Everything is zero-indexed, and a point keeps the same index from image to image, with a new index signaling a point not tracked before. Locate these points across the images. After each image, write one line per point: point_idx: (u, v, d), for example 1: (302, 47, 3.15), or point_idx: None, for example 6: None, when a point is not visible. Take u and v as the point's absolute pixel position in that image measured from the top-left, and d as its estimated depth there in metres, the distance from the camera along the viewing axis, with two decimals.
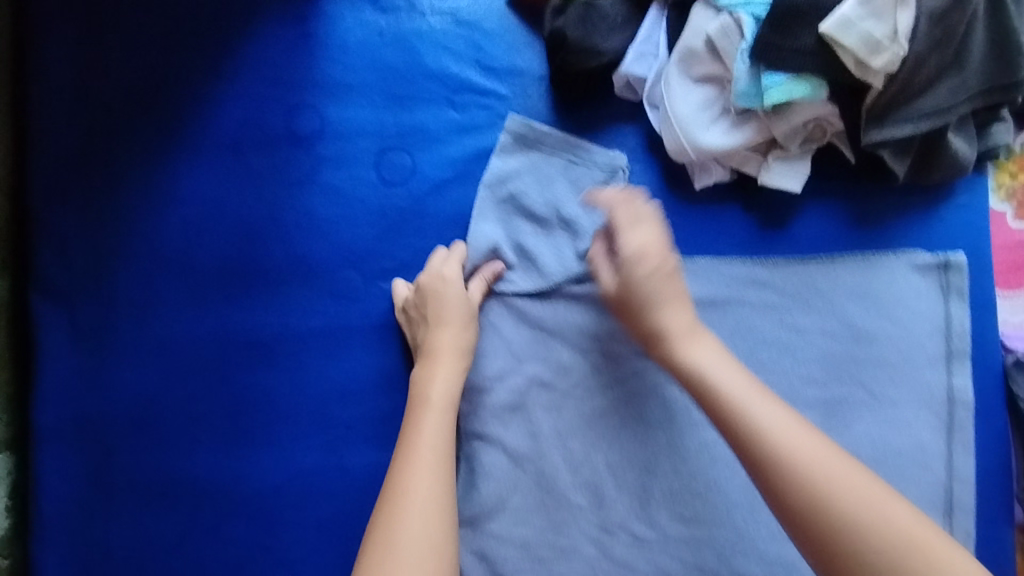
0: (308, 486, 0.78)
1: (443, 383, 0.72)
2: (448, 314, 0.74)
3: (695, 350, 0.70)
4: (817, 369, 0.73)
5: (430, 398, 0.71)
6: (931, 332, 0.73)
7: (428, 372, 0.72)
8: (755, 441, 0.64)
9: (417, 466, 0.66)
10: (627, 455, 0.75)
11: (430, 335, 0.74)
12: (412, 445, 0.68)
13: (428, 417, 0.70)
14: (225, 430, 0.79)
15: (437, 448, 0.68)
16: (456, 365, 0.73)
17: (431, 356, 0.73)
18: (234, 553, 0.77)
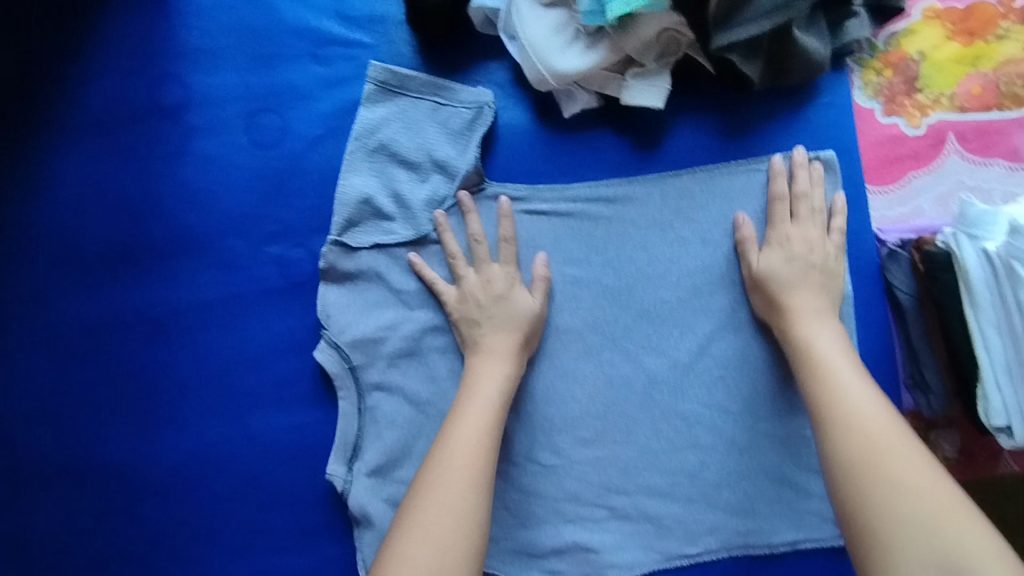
0: (217, 457, 0.76)
1: (491, 378, 0.71)
2: (496, 312, 0.73)
3: (815, 331, 0.69)
4: (700, 282, 0.76)
5: (479, 386, 0.70)
6: None
7: (479, 366, 0.72)
8: (833, 399, 0.63)
9: (463, 434, 0.66)
10: (527, 387, 0.77)
11: (479, 332, 0.73)
12: (461, 416, 0.68)
13: (476, 395, 0.70)
14: (127, 412, 0.78)
15: (483, 437, 0.67)
16: (505, 361, 0.72)
17: (486, 351, 0.72)
18: (150, 531, 0.76)
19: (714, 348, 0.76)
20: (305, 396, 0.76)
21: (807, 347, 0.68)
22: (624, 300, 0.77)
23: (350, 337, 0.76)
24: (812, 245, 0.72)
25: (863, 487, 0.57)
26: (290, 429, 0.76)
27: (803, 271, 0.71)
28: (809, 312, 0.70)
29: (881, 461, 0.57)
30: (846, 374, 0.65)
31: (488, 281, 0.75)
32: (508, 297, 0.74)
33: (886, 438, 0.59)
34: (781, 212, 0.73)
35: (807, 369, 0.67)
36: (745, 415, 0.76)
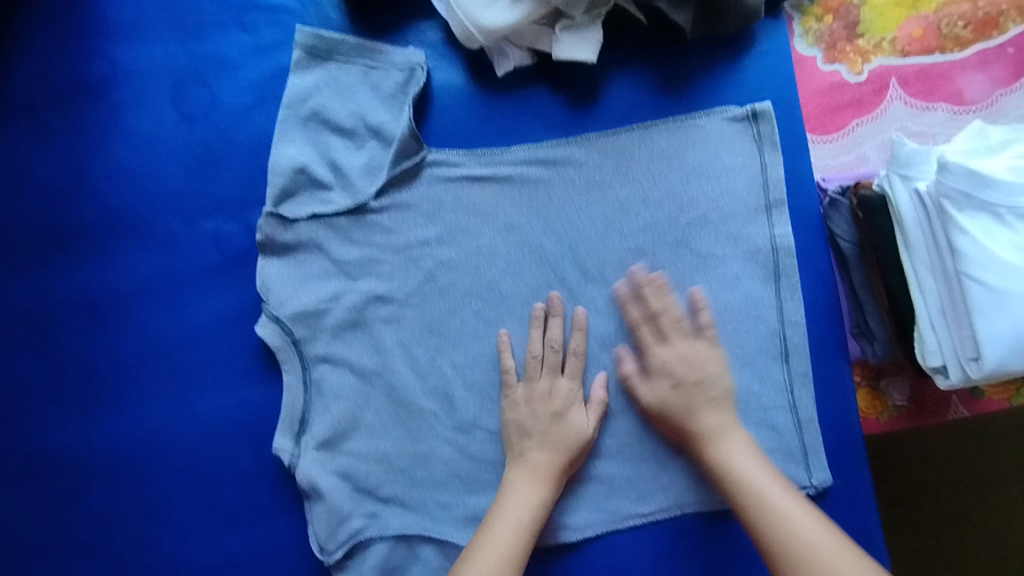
0: (161, 440, 0.75)
1: (525, 499, 0.70)
2: (550, 430, 0.72)
3: (729, 451, 0.69)
4: (643, 241, 0.75)
5: (510, 508, 0.69)
6: (750, 185, 0.73)
7: (519, 483, 0.71)
8: (772, 528, 0.63)
9: (486, 561, 0.65)
10: (473, 354, 0.76)
11: (527, 444, 0.72)
12: (482, 544, 0.67)
13: (502, 520, 0.68)
14: (68, 397, 0.77)
15: (505, 567, 0.65)
16: (544, 480, 0.71)
17: (529, 469, 0.71)
18: (97, 517, 0.76)
19: None
20: (248, 372, 0.76)
21: (734, 476, 0.67)
22: (567, 263, 0.75)
23: (291, 310, 0.75)
24: (693, 413, 0.70)
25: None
26: (233, 407, 0.75)
27: (690, 396, 0.71)
28: (719, 431, 0.70)
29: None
30: (784, 500, 0.65)
31: (550, 394, 0.73)
32: (565, 416, 0.73)
33: (833, 564, 0.60)
34: (646, 337, 0.73)
35: (742, 501, 0.66)
36: None
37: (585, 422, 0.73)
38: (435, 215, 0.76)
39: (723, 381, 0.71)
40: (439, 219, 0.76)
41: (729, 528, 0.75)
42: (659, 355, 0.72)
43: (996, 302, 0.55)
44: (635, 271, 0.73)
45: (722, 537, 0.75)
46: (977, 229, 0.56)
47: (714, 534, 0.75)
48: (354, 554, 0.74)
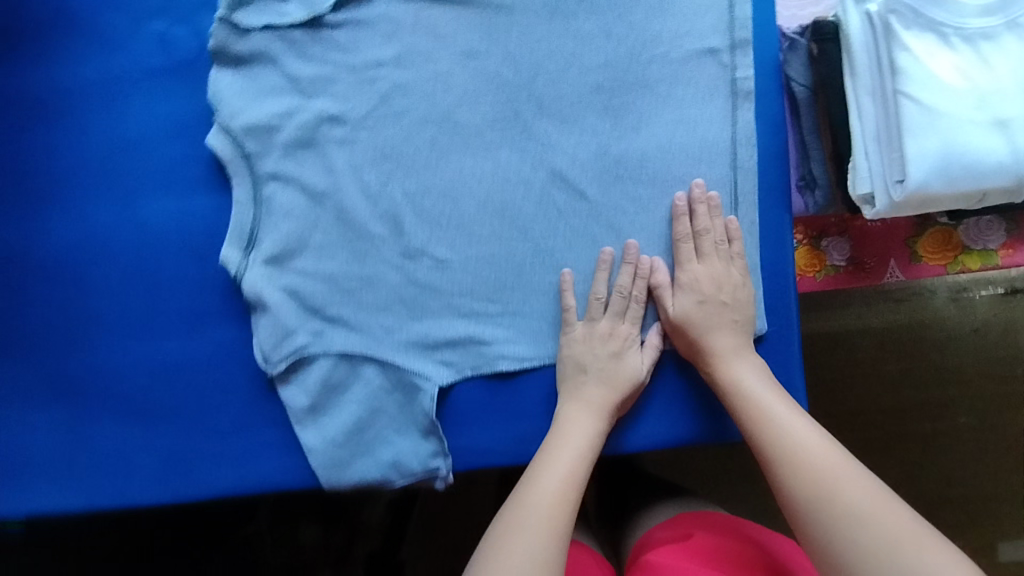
0: (107, 242, 0.77)
1: (586, 429, 0.70)
2: (602, 366, 0.73)
3: (737, 371, 0.70)
4: (602, 78, 0.74)
5: (569, 436, 0.70)
6: (714, 24, 0.73)
7: (574, 416, 0.71)
8: (772, 436, 0.64)
9: (548, 479, 0.65)
10: (425, 182, 0.76)
11: (583, 380, 0.73)
12: (541, 470, 0.66)
13: (558, 450, 0.68)
14: (12, 193, 0.77)
15: (569, 490, 0.65)
16: (598, 415, 0.71)
17: (585, 401, 0.72)
18: (44, 313, 0.78)
19: (613, 147, 0.75)
20: (197, 183, 0.76)
21: (742, 393, 0.69)
22: (524, 94, 0.75)
23: (242, 122, 0.74)
24: (715, 331, 0.72)
25: (826, 531, 0.57)
26: (181, 216, 0.76)
27: (714, 313, 0.72)
28: (731, 353, 0.71)
29: (831, 489, 0.58)
30: (790, 413, 0.66)
31: (610, 334, 0.74)
32: (622, 357, 0.74)
33: (834, 465, 0.60)
34: (686, 253, 0.74)
35: (749, 420, 0.67)
36: (642, 216, 0.76)
37: (641, 363, 0.74)
38: (395, 35, 0.74)
39: (747, 299, 0.73)
40: (398, 40, 0.74)
41: (660, 371, 0.76)
42: (693, 277, 0.73)
43: (927, 120, 0.58)
44: (691, 192, 0.74)
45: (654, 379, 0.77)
46: (916, 47, 0.59)
47: (647, 376, 0.76)
48: (298, 368, 0.77)
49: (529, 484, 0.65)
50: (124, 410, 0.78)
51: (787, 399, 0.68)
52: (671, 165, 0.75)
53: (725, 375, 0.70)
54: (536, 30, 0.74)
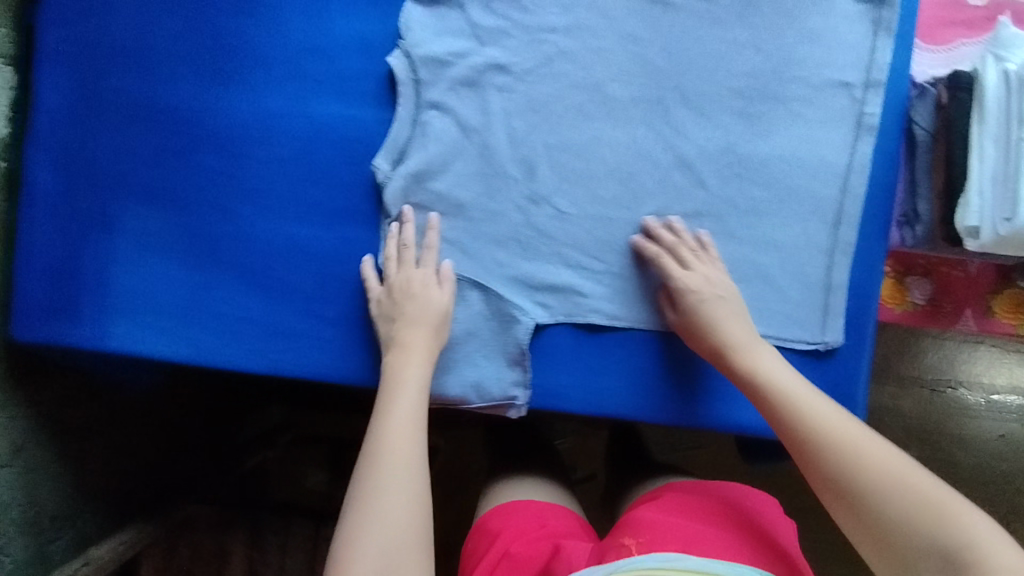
0: (275, 128, 0.86)
1: (415, 368, 0.78)
2: (410, 313, 0.80)
3: (758, 358, 0.76)
4: (744, 85, 0.83)
5: (402, 379, 0.78)
6: (854, 61, 0.82)
7: (403, 362, 0.79)
8: (792, 417, 0.70)
9: (392, 428, 0.74)
10: (565, 140, 0.84)
11: (397, 328, 0.80)
12: (384, 419, 0.75)
13: (399, 395, 0.77)
14: (205, 66, 0.86)
15: (408, 436, 0.74)
16: (421, 349, 0.79)
17: (404, 349, 0.79)
18: (204, 176, 0.86)
19: (740, 147, 0.83)
20: (369, 95, 0.85)
21: (764, 378, 0.74)
22: (671, 84, 0.83)
23: (422, 52, 0.83)
24: (721, 320, 0.78)
25: (858, 499, 0.62)
26: (347, 120, 0.85)
27: (717, 303, 0.79)
28: (749, 342, 0.77)
29: (858, 458, 0.64)
30: (811, 397, 0.71)
31: (406, 284, 0.81)
32: (420, 295, 0.81)
33: (852, 437, 0.66)
34: (669, 265, 0.81)
35: (770, 398, 0.72)
36: (750, 214, 0.83)
37: (427, 298, 0.81)
38: (572, 8, 0.84)
39: (725, 281, 0.81)
40: (574, 13, 0.84)
41: None
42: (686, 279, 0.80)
43: None
44: (647, 222, 0.83)
45: None
46: None
47: None
48: None
49: (377, 436, 0.73)
50: (247, 279, 0.86)
51: (805, 384, 0.73)
52: (788, 173, 0.83)
53: (745, 360, 0.76)
54: (697, 31, 0.83)
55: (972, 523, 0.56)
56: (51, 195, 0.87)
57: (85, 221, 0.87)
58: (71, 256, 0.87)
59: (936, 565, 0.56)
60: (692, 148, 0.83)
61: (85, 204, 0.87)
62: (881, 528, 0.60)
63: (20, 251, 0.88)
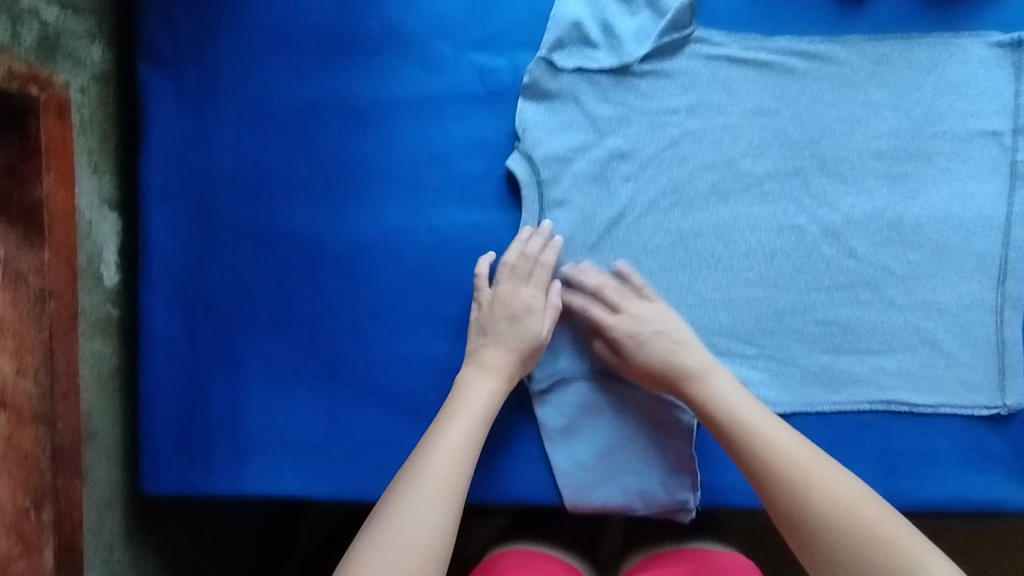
0: (396, 244, 0.83)
1: (484, 391, 0.75)
2: (506, 333, 0.76)
3: (713, 389, 0.73)
4: (886, 146, 0.79)
5: (469, 401, 0.74)
6: (999, 108, 0.78)
7: (471, 379, 0.75)
8: (756, 452, 0.69)
9: (445, 442, 0.71)
10: (701, 223, 0.80)
11: (486, 342, 0.77)
12: (439, 435, 0.72)
13: (460, 413, 0.73)
14: (319, 188, 0.84)
15: (460, 454, 0.70)
16: (497, 377, 0.75)
17: (480, 369, 0.76)
18: (329, 302, 0.83)
19: (888, 209, 0.79)
20: (493, 200, 0.82)
21: (723, 410, 0.72)
22: (806, 152, 0.79)
23: (543, 152, 0.81)
24: (673, 356, 0.75)
25: (813, 531, 0.65)
26: (470, 228, 0.82)
27: (658, 345, 0.75)
28: (699, 370, 0.74)
29: (813, 494, 0.65)
30: (768, 426, 0.70)
31: (511, 299, 0.77)
32: (522, 321, 0.77)
33: (813, 471, 0.67)
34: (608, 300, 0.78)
35: (728, 432, 0.71)
36: (906, 278, 0.79)
37: (537, 326, 0.77)
38: (692, 86, 0.80)
39: (681, 326, 0.77)
40: (696, 92, 0.80)
41: (908, 431, 0.79)
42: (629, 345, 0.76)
43: None
44: (568, 268, 0.80)
45: (901, 438, 0.79)
46: None
47: (898, 434, 0.78)
48: (556, 390, 0.81)
49: (429, 447, 0.71)
50: (384, 402, 0.83)
51: (760, 407, 0.72)
52: (942, 231, 0.78)
53: (701, 391, 0.73)
54: (828, 95, 0.79)
55: (902, 548, 0.61)
56: (172, 338, 0.85)
57: (211, 362, 0.85)
58: (200, 398, 0.85)
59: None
60: (838, 217, 0.79)
61: (208, 344, 0.85)
62: (832, 564, 0.63)
63: (146, 401, 0.86)
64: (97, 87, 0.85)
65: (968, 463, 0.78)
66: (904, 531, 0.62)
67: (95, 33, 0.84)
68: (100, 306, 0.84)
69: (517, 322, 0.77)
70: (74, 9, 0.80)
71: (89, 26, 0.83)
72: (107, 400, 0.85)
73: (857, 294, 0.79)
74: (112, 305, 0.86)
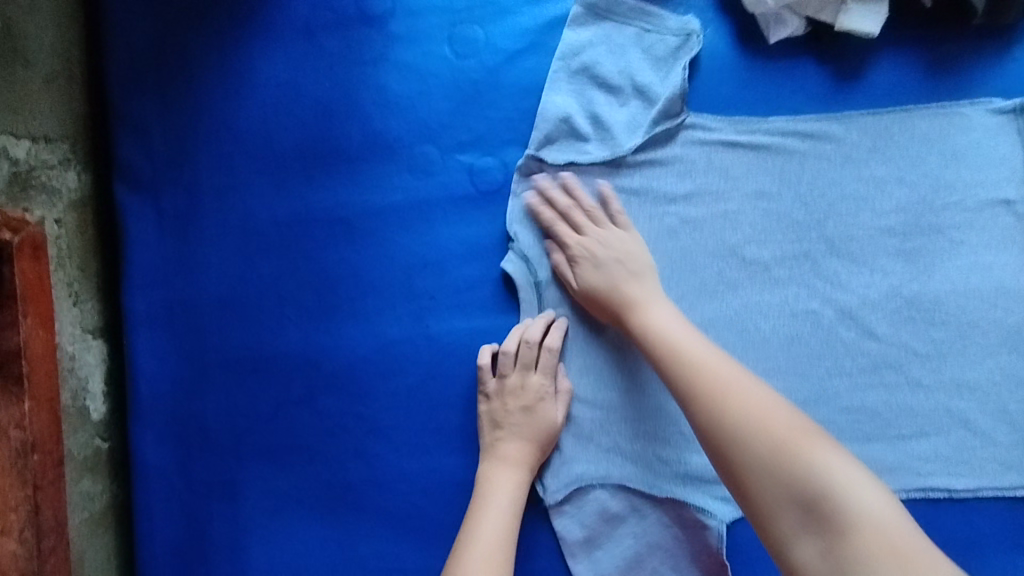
0: (394, 356, 0.79)
1: (507, 489, 0.73)
2: (521, 425, 0.75)
3: (649, 315, 0.72)
4: (895, 221, 0.76)
5: (493, 501, 0.73)
6: (1009, 175, 0.75)
7: (492, 478, 0.74)
8: (682, 368, 0.67)
9: (476, 549, 0.69)
10: (711, 313, 0.77)
11: (499, 436, 0.75)
12: (469, 543, 0.70)
13: (485, 518, 0.72)
14: (311, 305, 0.80)
15: (492, 561, 0.69)
16: (519, 471, 0.74)
17: (500, 466, 0.74)
18: (327, 421, 0.79)
19: (906, 288, 0.75)
20: (492, 303, 0.79)
21: (656, 337, 0.70)
22: (814, 234, 0.76)
23: (539, 252, 0.78)
24: (621, 284, 0.74)
25: (734, 445, 0.62)
26: (471, 334, 0.79)
27: (613, 270, 0.74)
28: (643, 297, 0.73)
29: (731, 405, 0.64)
30: (688, 339, 0.69)
31: (521, 387, 0.76)
32: (535, 410, 0.75)
33: (730, 383, 0.65)
34: (564, 232, 0.77)
35: (654, 350, 0.70)
36: (932, 358, 0.75)
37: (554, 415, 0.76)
38: (689, 173, 0.78)
39: (644, 257, 0.75)
40: (694, 179, 0.78)
41: (952, 521, 0.73)
42: (586, 283, 0.75)
43: None
44: (538, 182, 0.78)
45: (945, 528, 0.73)
46: None
47: (942, 523, 0.73)
48: (575, 498, 0.76)
49: (460, 560, 0.69)
50: (393, 525, 0.79)
51: (681, 320, 0.71)
52: (964, 305, 0.74)
53: (641, 320, 0.72)
54: (830, 173, 0.76)
55: (816, 457, 0.60)
56: (164, 470, 0.81)
57: (207, 493, 0.80)
58: (198, 532, 0.80)
59: (796, 518, 0.59)
60: (853, 298, 0.76)
61: (203, 476, 0.81)
62: (753, 476, 0.61)
63: (142, 537, 0.81)
64: (75, 213, 0.82)
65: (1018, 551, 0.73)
66: (828, 454, 0.60)
67: (70, 159, 0.82)
68: (87, 443, 0.80)
69: (534, 413, 0.75)
70: (46, 139, 0.78)
71: (64, 152, 0.81)
72: (100, 540, 0.81)
73: (882, 377, 0.75)
74: (99, 437, 0.82)
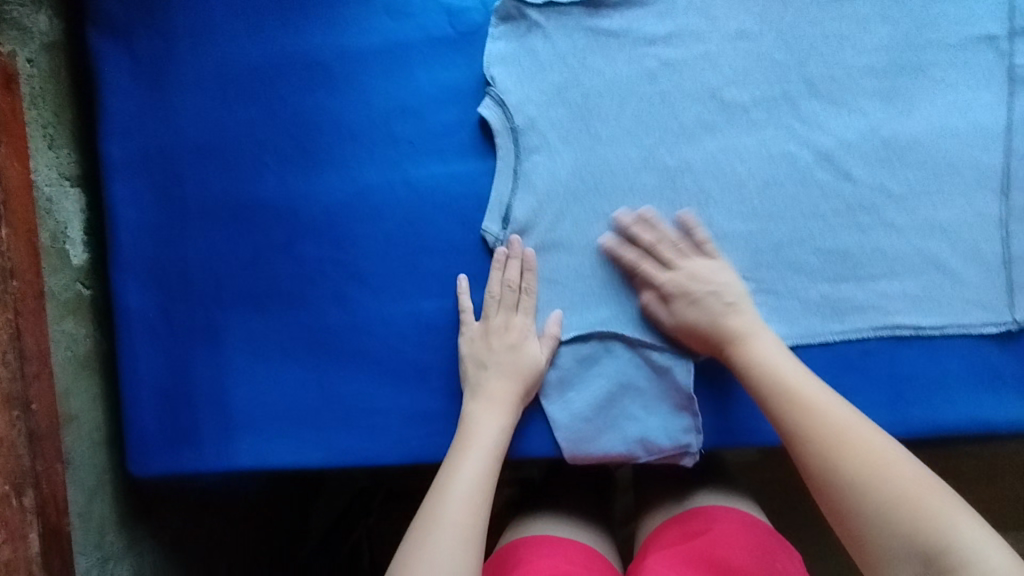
0: (371, 201, 0.79)
1: (490, 423, 0.71)
2: (504, 363, 0.74)
3: (750, 352, 0.70)
4: (877, 61, 0.75)
5: (477, 437, 0.70)
6: (991, 11, 0.74)
7: (479, 414, 0.72)
8: (796, 411, 0.65)
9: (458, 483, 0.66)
10: (688, 157, 0.76)
11: (484, 375, 0.74)
12: (452, 473, 0.67)
13: (467, 454, 0.69)
14: (289, 151, 0.80)
15: (476, 496, 0.65)
16: (504, 411, 0.72)
17: (487, 401, 0.72)
18: (305, 267, 0.80)
19: (883, 129, 0.75)
20: (470, 148, 0.79)
21: (761, 373, 0.69)
22: (794, 75, 0.75)
23: (516, 97, 0.77)
24: (720, 317, 0.72)
25: (855, 498, 0.60)
26: (447, 179, 0.79)
27: (701, 308, 0.72)
28: (738, 339, 0.71)
29: (847, 447, 0.62)
30: (800, 377, 0.68)
31: (505, 329, 0.75)
32: (520, 348, 0.75)
33: (849, 426, 0.63)
34: (650, 271, 0.75)
35: (760, 389, 0.68)
36: (907, 198, 0.75)
37: (539, 353, 0.75)
38: (671, 14, 0.77)
39: (737, 285, 0.73)
40: (676, 21, 0.77)
41: (916, 355, 0.75)
42: (681, 317, 0.73)
43: None
44: (618, 216, 0.76)
45: (908, 364, 0.75)
46: None
47: (905, 359, 0.75)
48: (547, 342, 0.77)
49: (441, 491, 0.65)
50: (370, 367, 0.80)
51: (791, 359, 0.70)
52: (940, 144, 0.74)
53: (742, 359, 0.70)
54: (813, 12, 0.75)
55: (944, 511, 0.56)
56: (145, 316, 0.82)
57: (189, 337, 0.82)
58: (181, 376, 0.82)
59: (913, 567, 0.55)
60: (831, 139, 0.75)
61: (184, 319, 0.82)
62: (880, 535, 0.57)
63: (125, 381, 0.83)
64: (48, 56, 0.81)
65: (977, 385, 0.74)
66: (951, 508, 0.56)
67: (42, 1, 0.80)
68: (68, 286, 0.81)
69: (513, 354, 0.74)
70: None
71: None
72: (85, 383, 0.82)
73: (856, 218, 0.75)
74: (81, 284, 0.83)
